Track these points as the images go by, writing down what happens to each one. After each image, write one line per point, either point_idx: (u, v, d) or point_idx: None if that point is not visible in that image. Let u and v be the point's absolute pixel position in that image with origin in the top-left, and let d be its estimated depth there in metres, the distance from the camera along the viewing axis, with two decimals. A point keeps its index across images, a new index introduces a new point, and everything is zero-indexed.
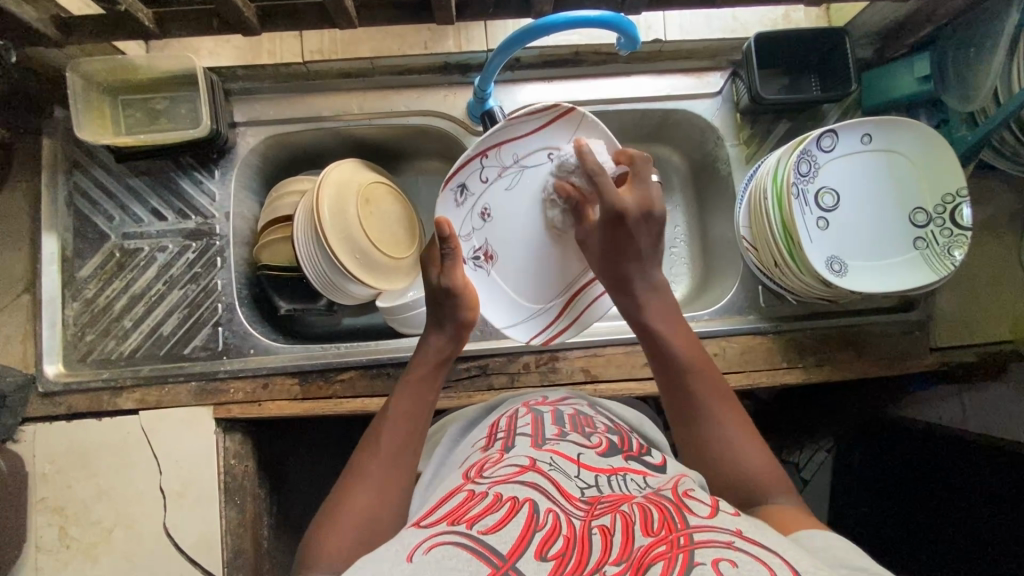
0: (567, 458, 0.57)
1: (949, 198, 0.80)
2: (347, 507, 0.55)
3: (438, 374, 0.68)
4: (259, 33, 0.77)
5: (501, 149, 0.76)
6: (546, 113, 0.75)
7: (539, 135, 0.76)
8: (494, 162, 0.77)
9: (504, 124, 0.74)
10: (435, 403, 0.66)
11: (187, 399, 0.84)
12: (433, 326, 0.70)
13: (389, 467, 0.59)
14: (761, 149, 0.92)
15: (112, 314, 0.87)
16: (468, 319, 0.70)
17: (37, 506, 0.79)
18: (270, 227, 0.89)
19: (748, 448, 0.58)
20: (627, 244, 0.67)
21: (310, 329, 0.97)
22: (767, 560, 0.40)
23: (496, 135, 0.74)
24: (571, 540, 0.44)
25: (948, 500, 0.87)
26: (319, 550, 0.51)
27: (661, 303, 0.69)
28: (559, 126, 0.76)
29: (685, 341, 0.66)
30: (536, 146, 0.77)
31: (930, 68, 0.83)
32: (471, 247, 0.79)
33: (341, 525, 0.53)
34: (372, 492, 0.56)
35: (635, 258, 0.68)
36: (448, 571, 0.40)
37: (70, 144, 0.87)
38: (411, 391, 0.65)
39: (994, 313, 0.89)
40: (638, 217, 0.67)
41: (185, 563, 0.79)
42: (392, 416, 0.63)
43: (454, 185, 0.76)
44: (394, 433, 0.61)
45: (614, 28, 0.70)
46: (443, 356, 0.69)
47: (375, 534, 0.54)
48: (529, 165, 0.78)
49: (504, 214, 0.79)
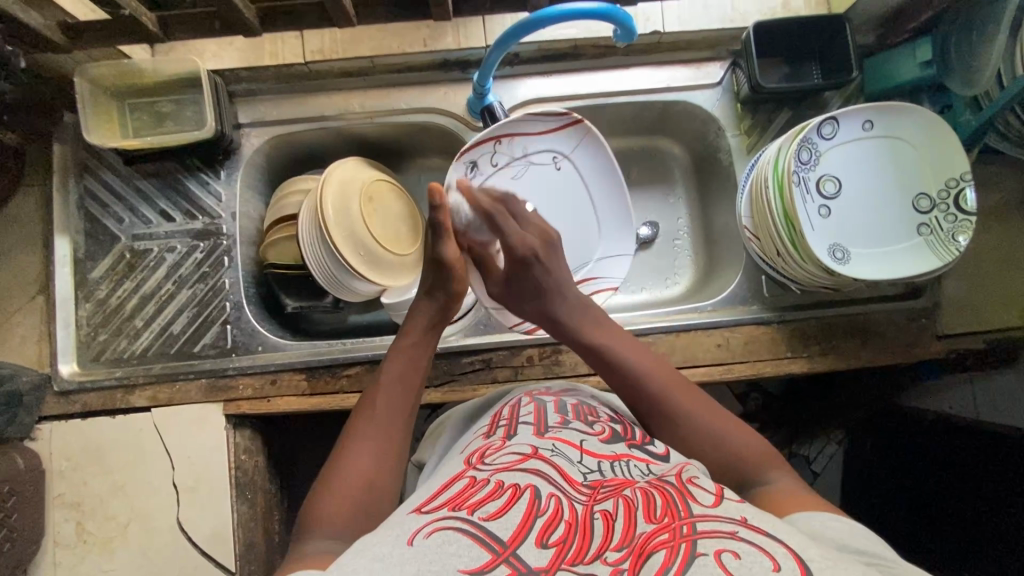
0: (570, 444, 0.58)
1: (952, 182, 0.79)
2: (346, 470, 0.56)
3: (428, 341, 0.69)
4: (261, 34, 0.78)
5: (514, 141, 0.81)
6: (558, 119, 0.81)
7: (547, 137, 0.82)
8: (504, 151, 0.81)
9: (520, 117, 0.79)
10: (428, 367, 0.68)
11: (198, 395, 0.85)
12: (423, 292, 0.71)
13: (383, 432, 0.60)
14: (762, 139, 0.92)
15: (124, 313, 0.88)
16: (459, 291, 0.71)
17: (55, 502, 0.81)
18: (276, 226, 0.90)
19: (732, 431, 0.60)
20: (540, 283, 0.72)
21: (318, 326, 0.99)
22: (772, 551, 0.40)
23: (509, 125, 0.79)
24: (572, 527, 0.45)
25: (958, 486, 0.86)
26: (317, 515, 0.52)
27: (586, 311, 0.72)
28: (568, 133, 0.82)
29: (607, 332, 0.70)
30: (543, 146, 0.83)
31: (933, 53, 0.82)
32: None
33: (338, 493, 0.54)
34: (369, 456, 0.57)
35: (550, 291, 0.72)
36: (448, 557, 0.41)
37: (80, 148, 0.89)
38: (403, 355, 0.66)
39: (1003, 299, 0.88)
40: (544, 252, 0.73)
41: (199, 557, 0.81)
42: (384, 384, 0.64)
43: (467, 161, 0.78)
44: (386, 399, 0.62)
45: (610, 20, 0.71)
46: (433, 320, 0.70)
47: (373, 499, 0.55)
48: (535, 163, 0.83)
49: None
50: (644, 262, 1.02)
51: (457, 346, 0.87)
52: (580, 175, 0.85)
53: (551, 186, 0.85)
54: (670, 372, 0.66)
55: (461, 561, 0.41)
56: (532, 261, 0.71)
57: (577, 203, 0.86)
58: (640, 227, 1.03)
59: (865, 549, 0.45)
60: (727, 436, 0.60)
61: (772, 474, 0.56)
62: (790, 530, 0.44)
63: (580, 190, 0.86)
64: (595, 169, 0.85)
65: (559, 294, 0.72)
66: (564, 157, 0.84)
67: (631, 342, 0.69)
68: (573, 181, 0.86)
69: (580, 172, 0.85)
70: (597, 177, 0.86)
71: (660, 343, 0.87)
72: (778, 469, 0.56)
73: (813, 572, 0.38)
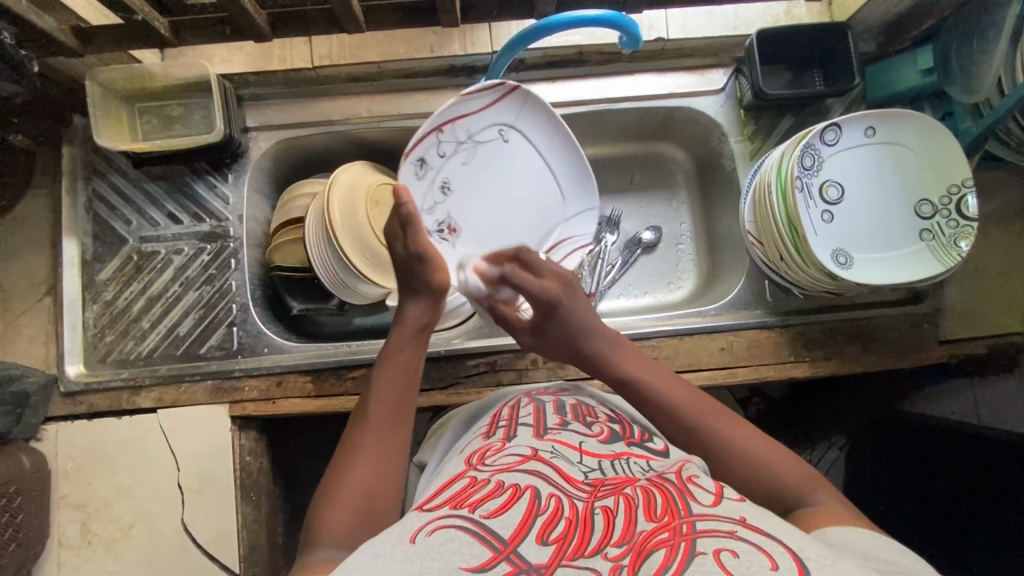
0: (569, 446, 0.58)
1: (954, 189, 0.80)
2: (345, 483, 0.56)
3: (418, 344, 0.68)
4: (271, 39, 0.79)
5: (457, 124, 0.75)
6: (494, 91, 0.75)
7: (489, 111, 0.77)
8: (450, 138, 0.76)
9: (457, 98, 0.73)
10: (419, 368, 0.67)
11: (204, 397, 0.86)
12: (409, 293, 0.69)
13: (382, 440, 0.60)
14: (766, 144, 0.93)
15: (130, 315, 0.89)
16: (442, 283, 0.68)
17: (60, 503, 0.81)
18: (283, 228, 0.91)
19: (771, 455, 0.59)
20: (568, 328, 0.70)
21: (322, 329, 0.99)
22: (769, 549, 0.41)
23: (448, 110, 0.73)
24: (572, 523, 0.45)
25: (961, 492, 0.86)
26: (321, 529, 0.53)
27: (617, 348, 0.71)
28: (507, 103, 0.77)
29: (631, 360, 0.70)
30: (488, 122, 0.78)
31: (933, 61, 0.83)
32: (436, 220, 0.76)
33: (342, 503, 0.54)
34: (369, 467, 0.57)
35: (579, 333, 0.70)
36: (450, 554, 0.41)
37: (89, 150, 0.90)
38: (398, 360, 0.66)
39: (1005, 305, 0.88)
40: (565, 294, 0.71)
41: (204, 558, 0.81)
42: (379, 392, 0.63)
43: (414, 160, 0.73)
44: (381, 408, 0.62)
45: (616, 27, 0.72)
46: (424, 321, 0.68)
47: (376, 508, 0.55)
48: (481, 141, 0.78)
49: (462, 188, 0.78)
50: (647, 266, 1.03)
51: (462, 349, 0.87)
52: (530, 142, 0.81)
53: (505, 160, 0.80)
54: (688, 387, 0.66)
55: (462, 558, 0.41)
56: (555, 306, 0.70)
57: (534, 174, 0.82)
58: (644, 231, 1.04)
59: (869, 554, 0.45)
60: (770, 460, 0.58)
61: (817, 495, 0.56)
62: (789, 529, 0.44)
63: (536, 157, 0.82)
64: (543, 130, 0.80)
65: (584, 333, 0.70)
66: (509, 128, 0.79)
67: (662, 375, 0.68)
68: (524, 149, 0.81)
69: (530, 137, 0.81)
70: (547, 141, 0.81)
71: (664, 347, 0.87)
72: (820, 489, 0.56)
73: (810, 570, 0.39)
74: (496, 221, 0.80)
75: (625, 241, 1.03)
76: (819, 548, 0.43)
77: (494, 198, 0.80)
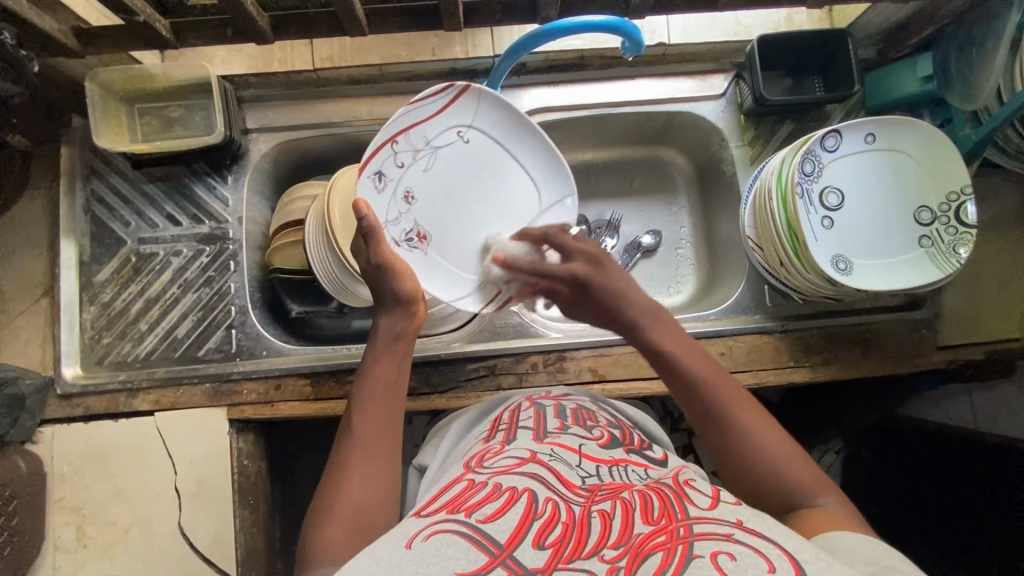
0: (567, 449, 0.58)
1: (953, 196, 0.80)
2: (337, 499, 0.55)
3: (401, 349, 0.66)
4: (272, 41, 0.79)
5: (410, 133, 0.74)
6: (445, 93, 0.74)
7: (445, 115, 0.75)
8: (405, 147, 0.74)
9: (405, 107, 0.71)
10: (405, 373, 0.66)
11: (202, 400, 0.85)
12: (378, 306, 0.68)
13: (373, 451, 0.59)
14: (765, 150, 0.93)
15: (128, 318, 0.88)
16: (409, 294, 0.68)
17: (56, 506, 0.81)
18: (281, 231, 0.91)
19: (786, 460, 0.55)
20: (599, 304, 0.69)
21: (322, 332, 0.96)
22: (766, 551, 0.41)
23: (398, 119, 0.72)
24: (570, 526, 0.45)
25: (959, 497, 0.87)
26: (316, 550, 0.52)
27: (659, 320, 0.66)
28: (462, 103, 0.76)
29: (673, 338, 0.65)
30: (444, 126, 0.76)
31: (934, 68, 0.84)
32: (402, 230, 0.74)
33: (334, 522, 0.53)
34: (360, 483, 0.56)
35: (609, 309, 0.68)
36: (446, 559, 0.41)
37: (88, 150, 0.89)
38: (376, 370, 0.64)
39: (1002, 311, 0.89)
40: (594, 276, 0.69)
41: (201, 563, 0.81)
42: (363, 403, 0.61)
43: (370, 173, 0.71)
44: (368, 420, 0.60)
45: (619, 33, 0.72)
46: (397, 331, 0.67)
47: (370, 523, 0.54)
48: (442, 146, 0.76)
49: (428, 196, 0.76)
50: (647, 271, 1.03)
51: (463, 352, 0.87)
52: (491, 140, 0.79)
53: (470, 161, 0.78)
54: (737, 389, 0.60)
55: (458, 563, 0.41)
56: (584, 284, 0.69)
57: (503, 172, 0.79)
58: (643, 235, 1.04)
59: (875, 560, 0.45)
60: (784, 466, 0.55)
61: (825, 498, 0.54)
62: (788, 533, 0.44)
63: (502, 155, 0.79)
64: (504, 126, 0.78)
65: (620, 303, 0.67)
66: (468, 129, 0.77)
67: (699, 352, 0.63)
68: (488, 148, 0.79)
69: (492, 136, 0.78)
70: (509, 136, 0.78)
71: None
72: (830, 494, 0.54)
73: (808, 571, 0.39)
74: (466, 224, 0.78)
75: (624, 245, 1.03)
76: (815, 549, 0.43)
77: (464, 201, 0.78)
